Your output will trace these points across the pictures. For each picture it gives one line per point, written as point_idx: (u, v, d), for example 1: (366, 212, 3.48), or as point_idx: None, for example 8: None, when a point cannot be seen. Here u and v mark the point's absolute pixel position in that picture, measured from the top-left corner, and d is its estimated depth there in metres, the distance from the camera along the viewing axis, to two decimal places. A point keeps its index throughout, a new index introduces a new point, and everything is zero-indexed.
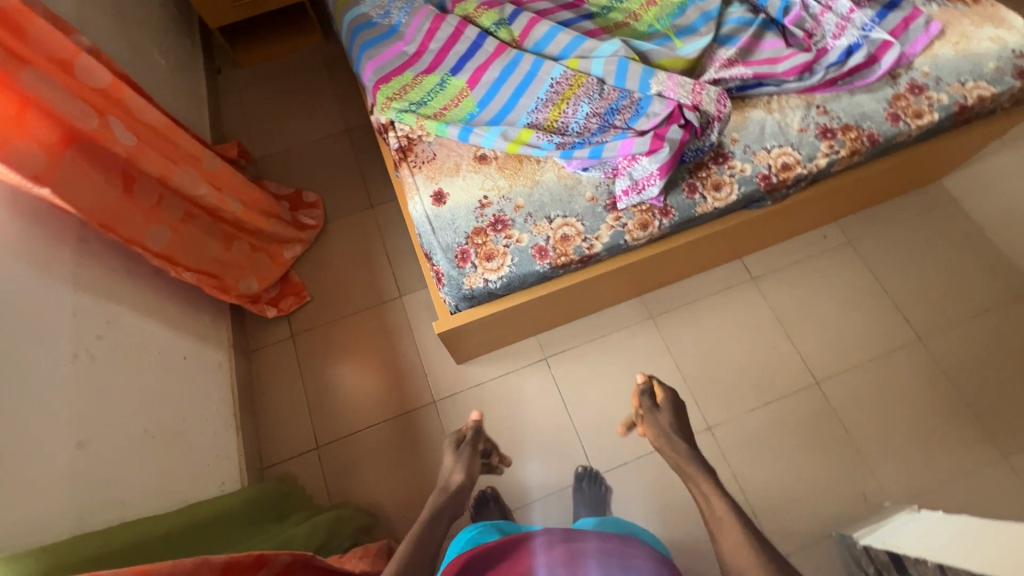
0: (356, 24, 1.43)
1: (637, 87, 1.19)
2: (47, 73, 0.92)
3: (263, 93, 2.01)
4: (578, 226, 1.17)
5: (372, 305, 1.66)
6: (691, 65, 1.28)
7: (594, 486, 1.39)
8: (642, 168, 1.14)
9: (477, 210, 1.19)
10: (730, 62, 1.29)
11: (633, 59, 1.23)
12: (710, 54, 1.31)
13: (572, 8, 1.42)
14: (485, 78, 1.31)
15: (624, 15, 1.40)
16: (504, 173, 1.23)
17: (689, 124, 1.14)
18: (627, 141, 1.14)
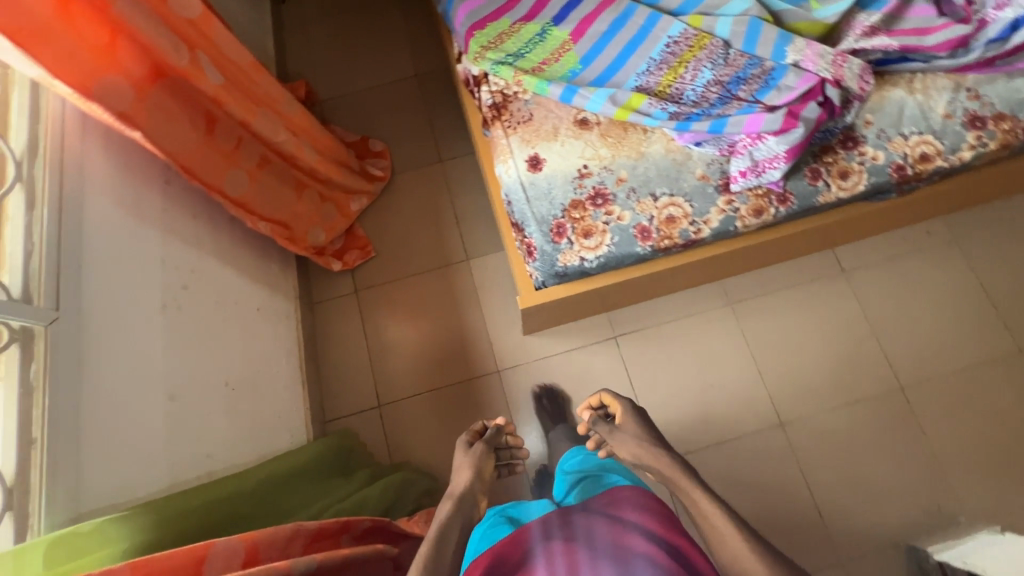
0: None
1: (768, 55, 1.06)
2: (142, 0, 0.84)
3: (327, 27, 1.89)
4: (685, 207, 1.08)
5: (438, 266, 1.60)
6: (828, 29, 1.13)
7: (553, 402, 1.45)
8: (766, 149, 1.02)
9: (575, 181, 1.10)
10: (873, 30, 1.13)
11: (766, 20, 1.09)
12: (848, 19, 1.16)
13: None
14: (591, 31, 1.18)
15: None
16: (606, 142, 1.13)
17: (827, 102, 1.02)
18: (755, 116, 1.02)
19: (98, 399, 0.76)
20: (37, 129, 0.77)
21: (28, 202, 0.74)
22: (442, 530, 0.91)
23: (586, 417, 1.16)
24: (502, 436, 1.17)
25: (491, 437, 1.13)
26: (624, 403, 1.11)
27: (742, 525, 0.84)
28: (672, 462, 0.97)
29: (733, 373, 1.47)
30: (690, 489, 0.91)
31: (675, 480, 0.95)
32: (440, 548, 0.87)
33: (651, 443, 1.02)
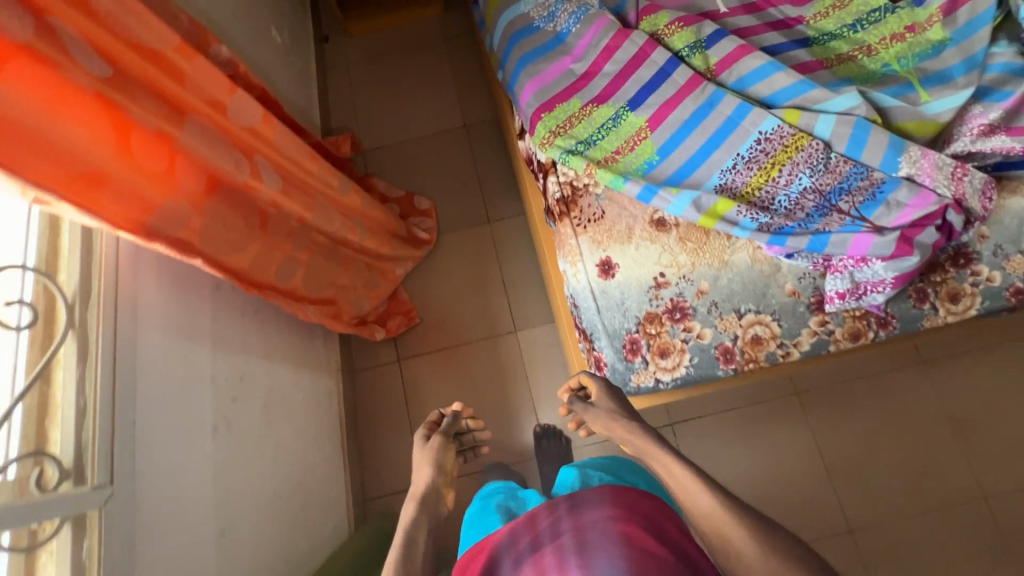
0: (515, 28, 1.21)
1: (875, 163, 0.95)
2: (204, 120, 0.76)
3: (372, 70, 1.81)
4: (773, 327, 0.98)
5: (484, 336, 1.53)
6: (940, 128, 1.00)
7: (554, 442, 1.38)
8: (871, 273, 0.93)
9: (651, 291, 1.01)
10: (991, 127, 1.00)
11: (874, 120, 0.97)
12: (963, 112, 1.03)
13: (784, 28, 1.14)
14: (670, 118, 1.08)
15: (853, 46, 1.10)
16: (686, 246, 1.03)
17: (943, 225, 0.91)
18: (861, 238, 0.91)
19: (149, 559, 0.72)
20: (89, 270, 0.71)
21: (80, 353, 0.68)
22: (410, 535, 0.85)
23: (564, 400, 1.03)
24: (461, 424, 1.10)
25: (452, 427, 1.07)
26: (598, 380, 0.97)
27: (717, 486, 0.75)
28: (643, 430, 0.89)
29: (799, 471, 1.37)
30: (661, 453, 0.82)
31: (646, 449, 0.86)
32: (410, 550, 0.82)
33: (624, 416, 0.92)
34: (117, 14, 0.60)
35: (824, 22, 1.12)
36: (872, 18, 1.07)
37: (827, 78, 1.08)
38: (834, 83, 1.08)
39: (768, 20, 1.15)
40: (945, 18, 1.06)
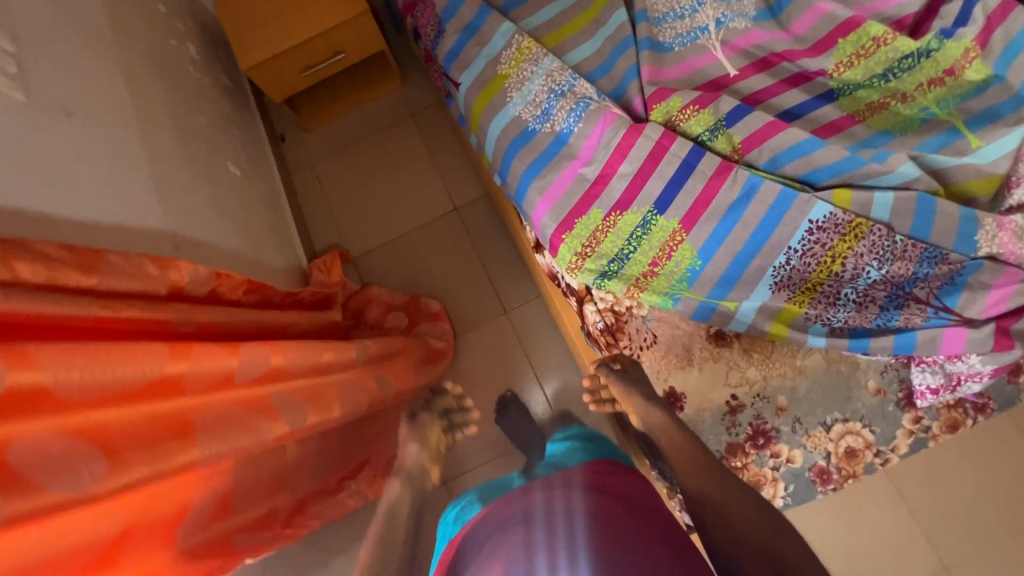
0: (509, 135, 1.07)
1: (947, 242, 0.86)
2: (214, 411, 0.65)
3: (341, 162, 1.65)
4: (865, 436, 0.90)
5: None
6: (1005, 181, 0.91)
7: None
8: (965, 366, 0.85)
9: (727, 419, 0.93)
10: None
11: (938, 193, 0.88)
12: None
13: (804, 83, 1.03)
14: (706, 215, 0.97)
15: (883, 93, 0.99)
16: (752, 359, 0.94)
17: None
18: (953, 336, 0.83)
19: None
20: None
21: None
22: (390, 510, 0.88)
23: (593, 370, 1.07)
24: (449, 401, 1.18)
25: (443, 394, 1.19)
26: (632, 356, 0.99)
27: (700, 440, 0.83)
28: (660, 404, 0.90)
29: None
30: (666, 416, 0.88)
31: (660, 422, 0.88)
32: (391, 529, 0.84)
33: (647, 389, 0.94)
34: (88, 382, 0.50)
35: (853, 69, 1.00)
36: (904, 63, 0.96)
37: (863, 135, 0.99)
38: (872, 140, 0.98)
39: (785, 75, 1.03)
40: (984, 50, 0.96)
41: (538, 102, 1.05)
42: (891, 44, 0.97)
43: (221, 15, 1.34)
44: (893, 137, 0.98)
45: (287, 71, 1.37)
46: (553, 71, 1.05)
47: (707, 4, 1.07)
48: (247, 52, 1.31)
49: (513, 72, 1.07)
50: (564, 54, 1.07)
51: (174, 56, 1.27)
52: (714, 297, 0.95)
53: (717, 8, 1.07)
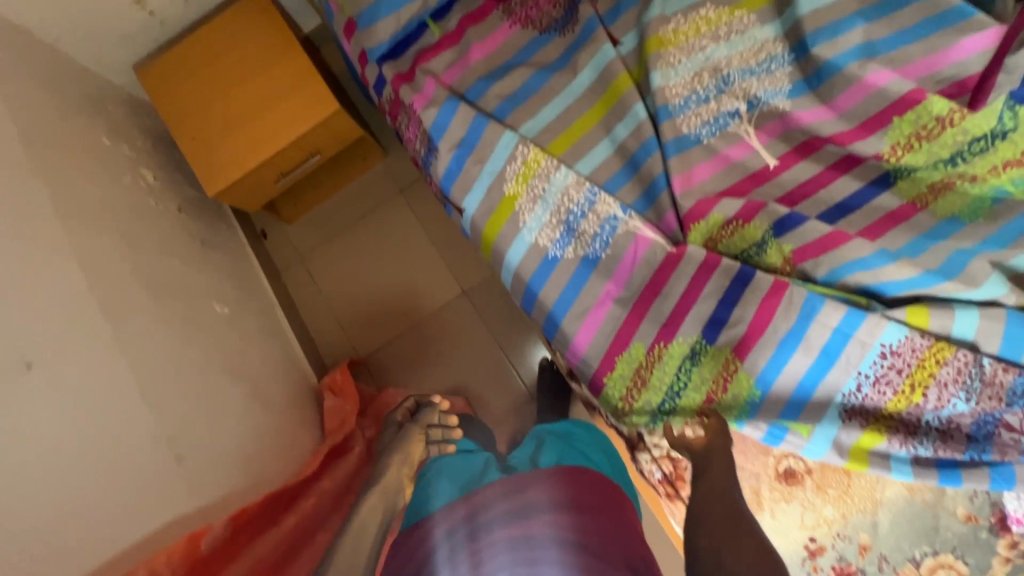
0: (528, 264, 0.94)
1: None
2: None
3: (332, 252, 1.52)
4: (959, 569, 0.82)
5: None
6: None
7: None
8: None
9: (807, 562, 0.87)
10: None
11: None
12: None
13: (855, 167, 0.89)
14: (762, 341, 0.85)
15: (949, 173, 0.86)
16: (828, 496, 0.86)
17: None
18: None
19: None
20: None
21: None
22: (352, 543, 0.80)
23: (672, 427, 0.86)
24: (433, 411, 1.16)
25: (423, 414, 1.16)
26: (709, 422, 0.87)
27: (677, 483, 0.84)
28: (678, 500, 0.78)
29: None
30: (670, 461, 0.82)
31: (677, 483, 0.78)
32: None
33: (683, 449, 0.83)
34: None
35: (916, 150, 0.86)
36: (975, 145, 0.84)
37: (924, 228, 0.86)
38: (937, 231, 0.86)
39: (831, 160, 0.90)
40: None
41: (556, 224, 0.93)
42: (960, 125, 0.84)
43: (177, 134, 1.18)
44: (962, 224, 0.85)
45: (263, 182, 1.23)
46: (568, 187, 0.93)
47: (735, 82, 0.93)
48: (214, 175, 1.16)
49: (522, 191, 0.94)
50: (576, 163, 0.94)
51: (132, 193, 1.13)
52: (784, 422, 0.84)
53: (746, 86, 0.93)
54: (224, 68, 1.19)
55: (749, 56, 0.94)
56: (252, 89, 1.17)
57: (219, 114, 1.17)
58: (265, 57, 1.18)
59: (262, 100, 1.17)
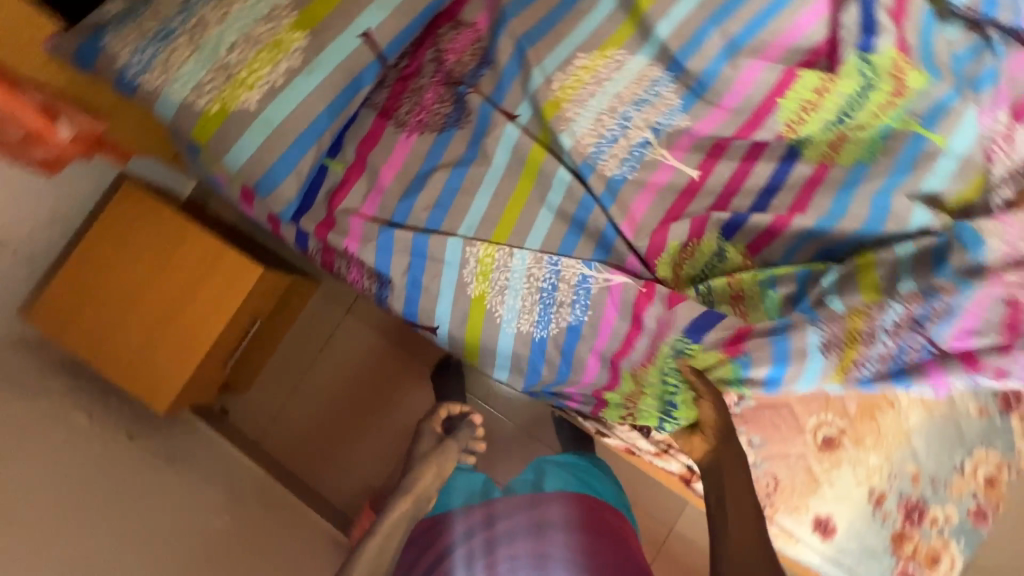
0: (520, 351, 0.95)
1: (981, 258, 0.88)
2: None
3: (305, 399, 1.43)
4: (994, 458, 0.91)
5: None
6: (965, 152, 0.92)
7: None
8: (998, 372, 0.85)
9: (876, 512, 0.91)
10: None
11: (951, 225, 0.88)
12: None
13: (764, 152, 0.96)
14: (753, 343, 0.88)
15: (839, 128, 0.94)
16: (867, 446, 0.92)
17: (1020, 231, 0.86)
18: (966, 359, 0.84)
19: None
20: None
21: None
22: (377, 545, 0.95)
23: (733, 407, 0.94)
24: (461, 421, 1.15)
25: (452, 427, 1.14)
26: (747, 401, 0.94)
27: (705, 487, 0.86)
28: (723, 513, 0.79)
29: None
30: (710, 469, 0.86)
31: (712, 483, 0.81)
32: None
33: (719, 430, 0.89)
34: None
35: (809, 121, 0.94)
36: (853, 101, 0.93)
37: (839, 183, 0.92)
38: (852, 177, 0.92)
39: (743, 153, 0.96)
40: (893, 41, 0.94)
41: (532, 304, 0.93)
42: (835, 89, 0.93)
43: (102, 365, 1.08)
44: (869, 167, 0.92)
45: (211, 371, 1.14)
46: (531, 263, 0.93)
47: (634, 116, 0.97)
48: (160, 389, 1.07)
49: (486, 287, 0.94)
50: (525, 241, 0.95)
51: (74, 448, 1.00)
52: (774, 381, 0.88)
53: (645, 115, 0.98)
54: (122, 280, 1.09)
55: (635, 87, 0.99)
56: (163, 287, 1.09)
57: (139, 327, 1.08)
58: (163, 249, 1.10)
59: (178, 292, 1.09)
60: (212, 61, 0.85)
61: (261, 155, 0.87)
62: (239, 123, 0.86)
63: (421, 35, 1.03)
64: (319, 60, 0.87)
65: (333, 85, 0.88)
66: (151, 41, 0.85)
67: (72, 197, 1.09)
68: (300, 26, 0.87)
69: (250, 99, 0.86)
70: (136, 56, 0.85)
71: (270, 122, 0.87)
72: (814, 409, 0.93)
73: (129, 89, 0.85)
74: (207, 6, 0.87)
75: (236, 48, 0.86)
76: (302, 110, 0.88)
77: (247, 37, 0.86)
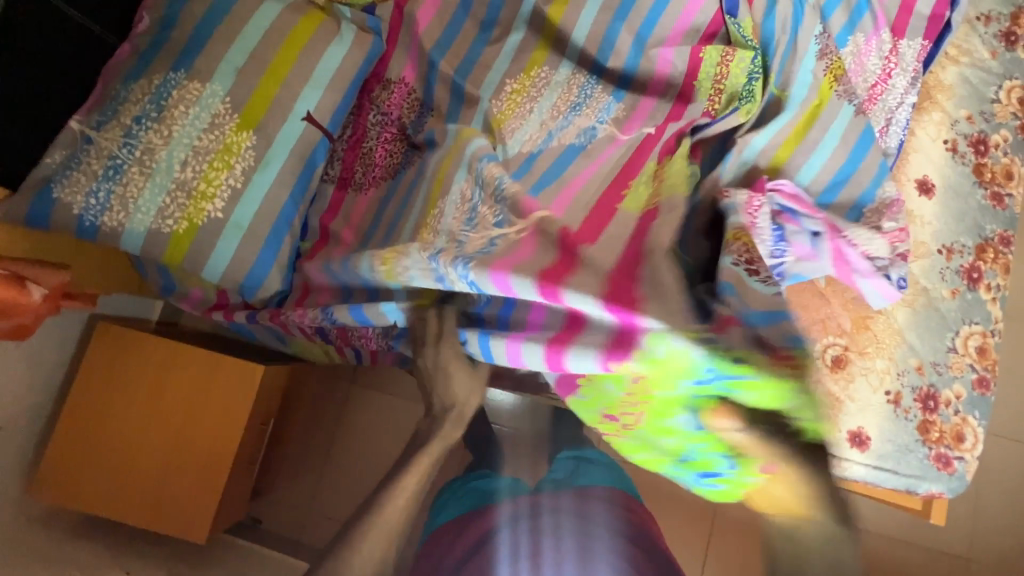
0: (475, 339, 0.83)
1: (874, 178, 0.99)
2: None
3: (333, 482, 1.38)
4: (977, 329, 1.01)
5: (735, 545, 1.28)
6: (835, 81, 1.03)
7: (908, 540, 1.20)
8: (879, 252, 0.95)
9: (898, 411, 0.98)
10: (886, 68, 1.07)
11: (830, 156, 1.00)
12: (852, 56, 1.07)
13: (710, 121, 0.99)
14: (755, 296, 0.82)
15: (756, 86, 0.99)
16: (871, 353, 0.99)
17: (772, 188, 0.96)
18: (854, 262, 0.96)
19: None
20: None
21: None
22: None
23: None
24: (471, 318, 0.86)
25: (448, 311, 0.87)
26: None
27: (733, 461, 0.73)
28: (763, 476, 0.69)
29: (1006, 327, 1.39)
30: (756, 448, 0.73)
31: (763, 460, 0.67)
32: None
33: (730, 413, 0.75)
34: None
35: (727, 89, 1.00)
36: (756, 64, 0.99)
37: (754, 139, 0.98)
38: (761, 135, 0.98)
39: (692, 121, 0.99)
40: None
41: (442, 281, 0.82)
42: (737, 57, 0.99)
43: (125, 514, 1.04)
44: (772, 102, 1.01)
45: (236, 482, 1.11)
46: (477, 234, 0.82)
47: (575, 117, 1.03)
48: (195, 518, 1.04)
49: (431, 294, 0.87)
50: (492, 225, 0.84)
51: None
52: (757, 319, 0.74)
53: (585, 115, 1.03)
54: (120, 428, 1.05)
55: (564, 99, 1.04)
56: (167, 414, 1.06)
57: (153, 462, 1.05)
58: (155, 377, 1.07)
59: (182, 417, 1.06)
60: (170, 184, 0.88)
61: (237, 259, 0.90)
62: (212, 231, 0.89)
63: (357, 101, 1.07)
64: (273, 151, 0.92)
65: (290, 170, 0.93)
66: (102, 180, 0.86)
67: (46, 351, 1.05)
68: (244, 125, 0.91)
69: (215, 209, 0.89)
70: (91, 199, 0.86)
71: (241, 225, 0.90)
72: (817, 335, 1.00)
73: (92, 234, 0.85)
74: (148, 130, 0.88)
75: (188, 165, 0.88)
76: (271, 209, 0.92)
77: (196, 150, 0.89)
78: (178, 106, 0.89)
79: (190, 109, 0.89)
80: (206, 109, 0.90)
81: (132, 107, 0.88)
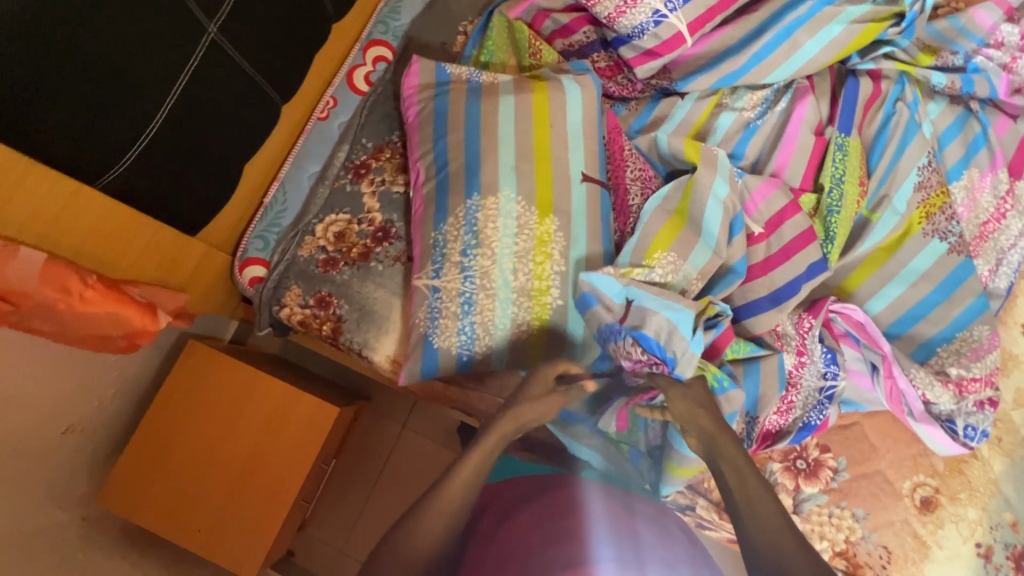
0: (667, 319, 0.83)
1: (953, 322, 0.99)
2: None
3: (371, 525, 1.37)
4: None
5: None
6: (925, 217, 1.02)
7: None
8: (961, 377, 0.96)
9: (987, 566, 0.92)
10: (1003, 207, 1.07)
11: (933, 282, 1.00)
12: (965, 190, 1.07)
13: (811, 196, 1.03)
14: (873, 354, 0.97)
15: (853, 201, 1.01)
16: (964, 500, 0.95)
17: (837, 311, 0.97)
18: (948, 392, 0.95)
19: None
20: None
21: None
22: None
23: (822, 475, 0.96)
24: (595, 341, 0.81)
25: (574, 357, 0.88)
26: (836, 465, 0.97)
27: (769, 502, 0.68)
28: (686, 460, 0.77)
29: None
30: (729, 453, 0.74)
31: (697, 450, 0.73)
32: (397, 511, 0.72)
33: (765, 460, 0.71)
34: None
35: (816, 221, 1.00)
36: (846, 177, 1.01)
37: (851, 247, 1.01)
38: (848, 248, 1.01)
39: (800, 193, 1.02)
40: (875, 124, 1.09)
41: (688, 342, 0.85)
42: (833, 167, 1.02)
43: (180, 538, 1.05)
44: (863, 223, 1.03)
45: (292, 515, 1.12)
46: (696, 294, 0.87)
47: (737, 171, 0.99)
48: (248, 554, 1.05)
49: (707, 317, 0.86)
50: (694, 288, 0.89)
51: None
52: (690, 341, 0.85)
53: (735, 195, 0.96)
54: (191, 446, 1.07)
55: (757, 145, 1.06)
56: (237, 444, 1.08)
57: (219, 484, 1.06)
58: (233, 405, 1.09)
59: (254, 441, 1.08)
60: (514, 295, 0.90)
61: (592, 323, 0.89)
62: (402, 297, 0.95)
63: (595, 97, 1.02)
64: (576, 227, 0.91)
65: (485, 264, 0.91)
66: (463, 316, 0.91)
67: (136, 365, 1.10)
68: (545, 212, 0.91)
69: (557, 298, 0.90)
70: (460, 336, 0.91)
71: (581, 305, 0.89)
72: (907, 473, 0.96)
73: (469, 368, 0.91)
74: (477, 258, 0.91)
75: (520, 273, 0.91)
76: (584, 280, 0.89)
77: (519, 256, 0.91)
78: (488, 225, 0.91)
79: (497, 222, 0.91)
80: (509, 216, 0.92)
81: (454, 247, 0.93)
